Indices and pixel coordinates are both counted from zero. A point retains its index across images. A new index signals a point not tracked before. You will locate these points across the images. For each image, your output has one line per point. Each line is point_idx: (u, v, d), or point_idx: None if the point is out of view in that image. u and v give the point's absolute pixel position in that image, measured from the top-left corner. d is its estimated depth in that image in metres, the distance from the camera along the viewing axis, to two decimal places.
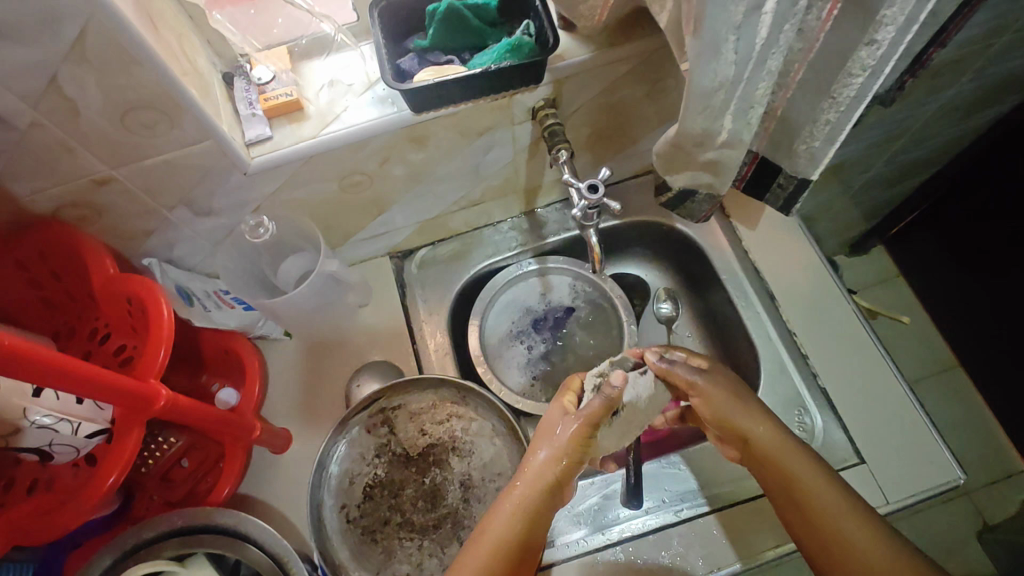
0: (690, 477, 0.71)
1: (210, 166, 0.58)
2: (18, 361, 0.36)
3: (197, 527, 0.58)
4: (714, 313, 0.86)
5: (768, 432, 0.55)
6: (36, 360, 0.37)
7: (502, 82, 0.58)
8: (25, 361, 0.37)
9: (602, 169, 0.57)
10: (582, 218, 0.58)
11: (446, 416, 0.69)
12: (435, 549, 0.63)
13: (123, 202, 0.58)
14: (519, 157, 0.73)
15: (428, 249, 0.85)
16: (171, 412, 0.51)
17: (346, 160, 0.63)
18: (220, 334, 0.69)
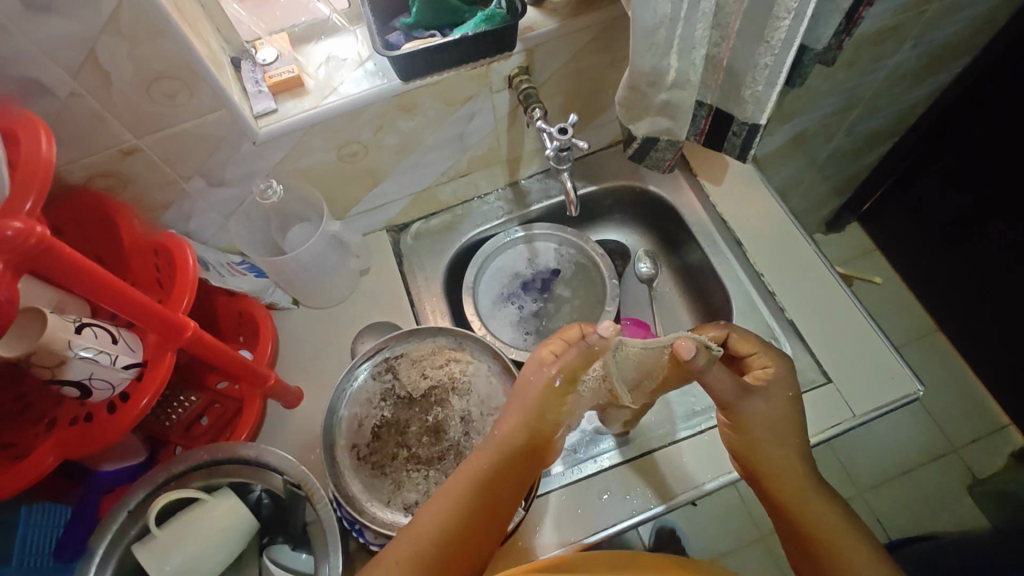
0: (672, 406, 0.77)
1: (222, 135, 0.65)
2: (75, 269, 0.44)
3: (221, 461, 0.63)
4: (689, 267, 0.92)
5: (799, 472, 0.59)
6: (89, 271, 0.45)
7: (479, 47, 0.66)
8: (81, 269, 0.44)
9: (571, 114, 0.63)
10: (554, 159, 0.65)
11: (445, 361, 0.75)
12: (441, 477, 0.68)
13: (146, 172, 0.65)
14: (500, 125, 0.81)
15: (421, 222, 0.92)
16: (197, 346, 0.57)
17: (344, 129, 0.71)
18: (235, 298, 0.76)
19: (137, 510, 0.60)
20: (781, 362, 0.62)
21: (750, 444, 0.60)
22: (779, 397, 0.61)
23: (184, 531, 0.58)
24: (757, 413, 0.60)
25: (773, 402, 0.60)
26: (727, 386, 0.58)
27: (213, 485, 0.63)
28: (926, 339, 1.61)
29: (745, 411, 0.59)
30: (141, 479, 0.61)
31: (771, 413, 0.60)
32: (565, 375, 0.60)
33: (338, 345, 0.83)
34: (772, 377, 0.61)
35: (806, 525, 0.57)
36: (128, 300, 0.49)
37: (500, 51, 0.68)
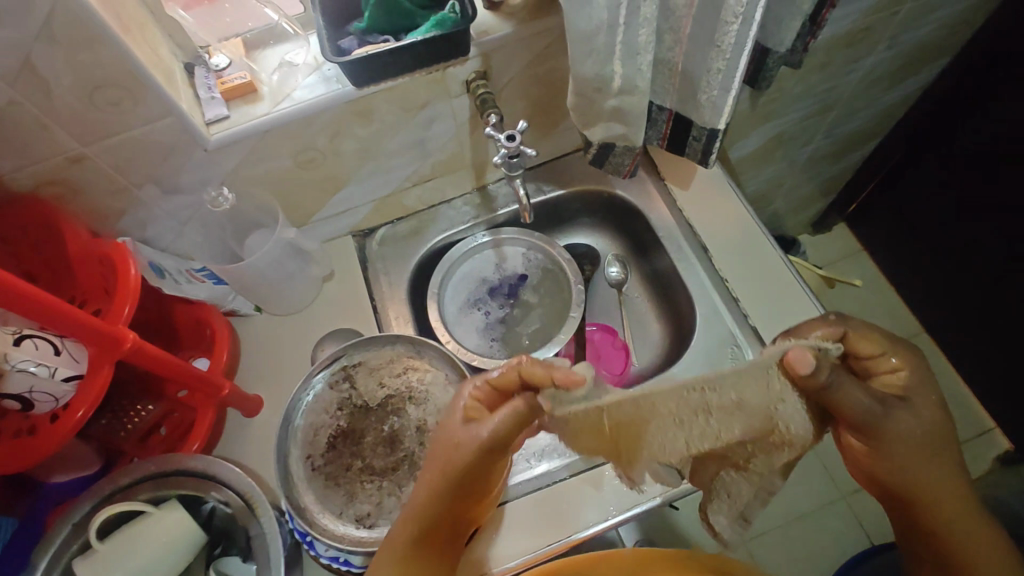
0: None
1: (172, 142, 0.64)
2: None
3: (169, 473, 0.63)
4: (657, 272, 0.92)
5: (934, 481, 0.56)
6: (14, 289, 0.44)
7: (432, 52, 0.65)
8: (5, 288, 0.44)
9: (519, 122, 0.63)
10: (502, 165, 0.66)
11: (403, 369, 0.75)
12: (394, 488, 0.68)
13: (96, 180, 0.64)
14: (462, 129, 0.80)
15: (387, 227, 0.91)
16: (138, 357, 0.57)
17: (297, 136, 0.70)
18: (191, 305, 0.75)
19: (82, 522, 0.60)
20: (909, 360, 0.56)
21: (886, 465, 0.55)
22: (921, 406, 0.55)
23: (124, 546, 0.58)
24: (902, 428, 0.54)
25: (918, 414, 0.55)
26: (865, 409, 0.51)
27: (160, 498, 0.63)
28: (912, 341, 1.60)
29: (891, 430, 0.53)
30: (88, 490, 0.61)
31: (912, 422, 0.54)
32: (493, 440, 0.53)
33: (300, 352, 0.82)
34: (908, 382, 0.55)
35: (942, 524, 0.57)
36: (60, 316, 0.48)
37: (454, 55, 0.67)
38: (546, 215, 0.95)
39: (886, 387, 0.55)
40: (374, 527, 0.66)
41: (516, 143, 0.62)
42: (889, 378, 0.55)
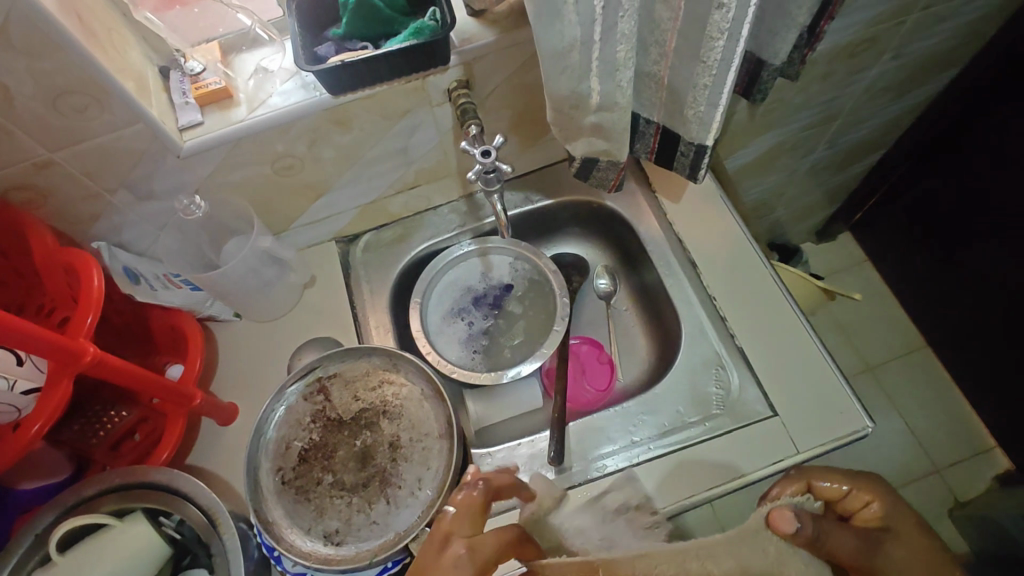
0: (615, 434, 0.74)
1: (143, 148, 0.63)
2: None
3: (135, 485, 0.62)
4: (646, 286, 0.89)
5: None
6: None
7: (410, 61, 0.63)
8: None
9: (495, 137, 0.65)
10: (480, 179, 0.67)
11: (379, 383, 0.73)
12: (363, 504, 0.67)
13: (66, 185, 0.63)
14: (445, 138, 0.78)
15: (372, 234, 0.89)
16: (100, 369, 0.56)
17: (274, 143, 0.68)
18: (165, 312, 0.74)
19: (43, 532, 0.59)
20: (884, 495, 0.59)
21: None
22: (909, 541, 0.56)
23: (83, 561, 0.57)
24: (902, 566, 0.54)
25: (913, 549, 0.56)
26: (852, 548, 0.53)
27: (124, 511, 0.62)
28: (914, 355, 1.56)
29: (893, 572, 0.54)
30: (51, 501, 0.60)
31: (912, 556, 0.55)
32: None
33: (278, 360, 0.81)
34: (887, 518, 0.57)
35: None
36: (14, 331, 0.47)
37: (434, 64, 0.65)
38: (535, 224, 0.92)
39: (865, 524, 0.58)
40: (342, 545, 0.65)
41: (491, 158, 0.65)
42: (870, 519, 0.58)
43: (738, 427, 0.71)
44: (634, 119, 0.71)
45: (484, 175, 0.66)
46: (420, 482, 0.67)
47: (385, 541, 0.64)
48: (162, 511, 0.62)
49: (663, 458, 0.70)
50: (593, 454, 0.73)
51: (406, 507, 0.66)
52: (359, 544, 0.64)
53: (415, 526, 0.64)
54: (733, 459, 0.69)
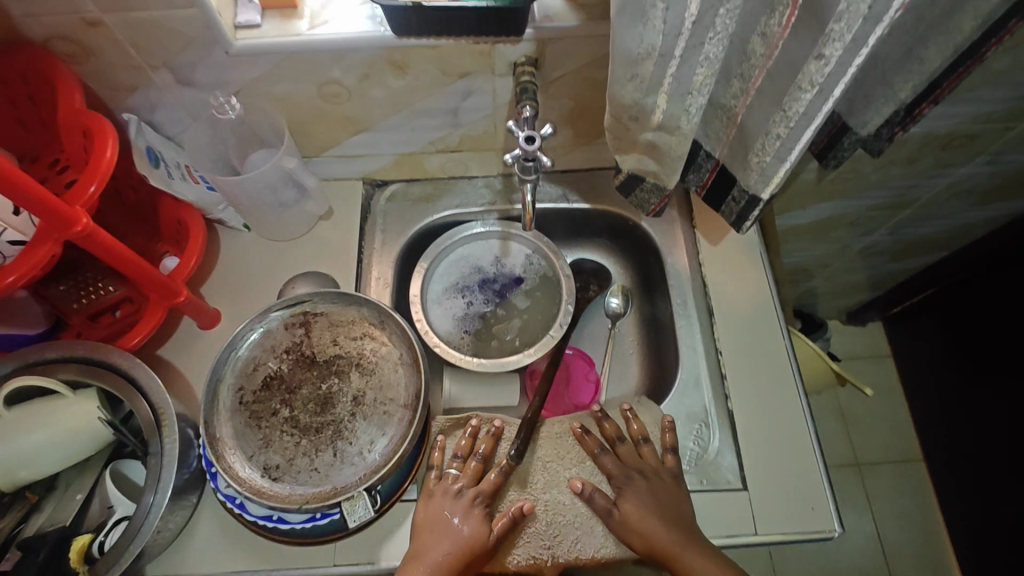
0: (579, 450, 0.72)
1: (193, 35, 0.61)
2: None
3: (95, 361, 0.61)
4: (656, 318, 0.86)
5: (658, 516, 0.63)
6: None
7: (483, 22, 0.60)
8: None
9: (546, 125, 0.61)
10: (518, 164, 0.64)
11: (361, 334, 0.72)
12: (310, 449, 0.65)
13: (111, 51, 0.62)
14: (498, 112, 0.75)
15: (401, 185, 0.87)
16: (89, 241, 0.55)
17: (325, 66, 0.66)
18: (177, 204, 0.73)
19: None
20: (636, 463, 0.67)
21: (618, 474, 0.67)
22: (637, 500, 0.64)
23: (29, 423, 0.57)
24: (620, 519, 0.63)
25: (633, 507, 0.63)
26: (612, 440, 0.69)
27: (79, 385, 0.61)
28: (909, 465, 1.50)
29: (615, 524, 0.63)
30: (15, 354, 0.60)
31: (641, 510, 0.63)
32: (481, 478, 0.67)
33: (273, 281, 0.80)
34: (627, 485, 0.65)
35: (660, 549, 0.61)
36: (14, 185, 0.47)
37: (507, 33, 0.62)
38: (564, 223, 0.89)
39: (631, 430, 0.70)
40: (277, 482, 0.64)
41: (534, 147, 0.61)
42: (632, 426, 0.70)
43: (704, 489, 0.68)
44: (695, 149, 0.67)
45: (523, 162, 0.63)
46: (371, 445, 0.66)
47: (320, 492, 0.63)
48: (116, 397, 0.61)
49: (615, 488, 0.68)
50: (557, 465, 0.68)
51: (350, 466, 0.65)
52: (294, 486, 0.63)
53: (352, 487, 0.62)
54: None
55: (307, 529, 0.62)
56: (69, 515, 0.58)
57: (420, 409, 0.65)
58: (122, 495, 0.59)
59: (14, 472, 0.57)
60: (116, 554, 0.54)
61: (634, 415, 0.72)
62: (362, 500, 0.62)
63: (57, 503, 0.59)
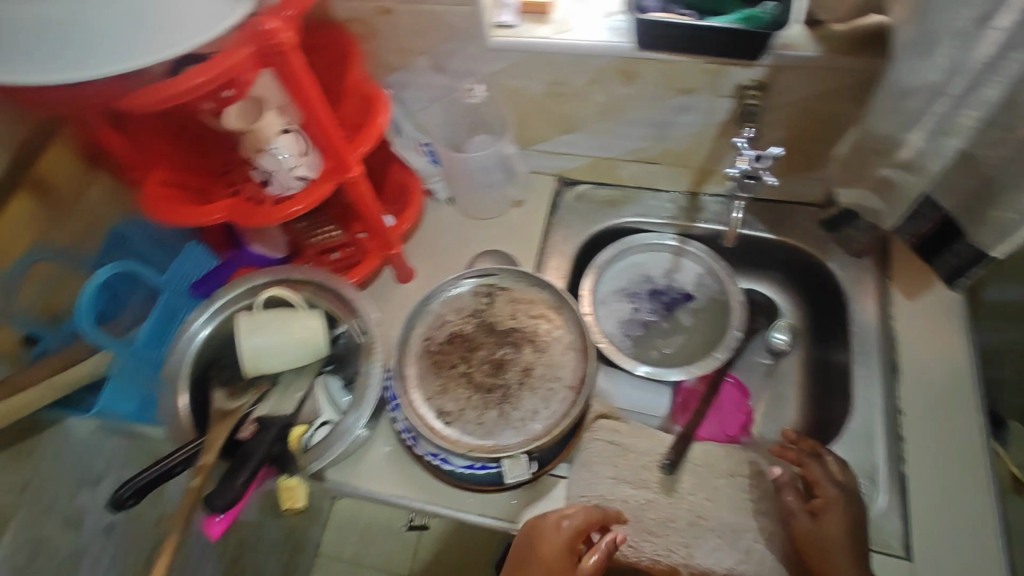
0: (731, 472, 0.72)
1: (460, 29, 0.70)
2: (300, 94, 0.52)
3: (327, 288, 0.73)
4: (827, 364, 0.83)
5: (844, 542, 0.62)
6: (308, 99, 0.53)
7: (725, 43, 0.63)
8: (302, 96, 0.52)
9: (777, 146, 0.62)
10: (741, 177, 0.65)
11: (537, 314, 0.77)
12: (479, 404, 0.72)
13: (390, 34, 0.73)
14: (708, 130, 0.77)
15: (590, 186, 0.92)
16: (354, 189, 0.66)
17: (561, 67, 0.73)
18: (404, 171, 0.85)
19: (258, 287, 0.72)
20: (846, 485, 0.66)
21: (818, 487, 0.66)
22: (836, 521, 0.63)
23: (277, 323, 0.68)
24: (807, 529, 0.64)
25: (826, 525, 0.63)
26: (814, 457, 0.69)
27: (312, 304, 0.73)
28: None
29: (799, 529, 0.65)
30: (273, 268, 0.73)
31: (835, 531, 0.63)
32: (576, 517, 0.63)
33: (465, 253, 0.89)
34: (831, 501, 0.65)
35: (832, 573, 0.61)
36: (325, 131, 0.57)
37: (745, 55, 0.64)
38: (743, 249, 0.88)
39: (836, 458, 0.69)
40: (448, 426, 0.71)
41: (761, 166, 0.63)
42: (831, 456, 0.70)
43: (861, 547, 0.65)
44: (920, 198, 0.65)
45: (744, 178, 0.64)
46: (533, 414, 0.71)
47: (484, 444, 0.70)
48: (338, 318, 0.73)
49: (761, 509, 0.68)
50: (705, 474, 0.71)
51: (512, 428, 0.70)
52: (461, 433, 0.71)
53: (513, 447, 0.68)
54: None
55: (467, 473, 0.70)
56: (289, 407, 0.67)
57: (586, 393, 0.69)
58: (332, 401, 0.69)
59: (258, 362, 0.68)
60: (327, 448, 0.64)
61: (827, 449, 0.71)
62: (522, 460, 0.68)
63: (280, 396, 0.68)
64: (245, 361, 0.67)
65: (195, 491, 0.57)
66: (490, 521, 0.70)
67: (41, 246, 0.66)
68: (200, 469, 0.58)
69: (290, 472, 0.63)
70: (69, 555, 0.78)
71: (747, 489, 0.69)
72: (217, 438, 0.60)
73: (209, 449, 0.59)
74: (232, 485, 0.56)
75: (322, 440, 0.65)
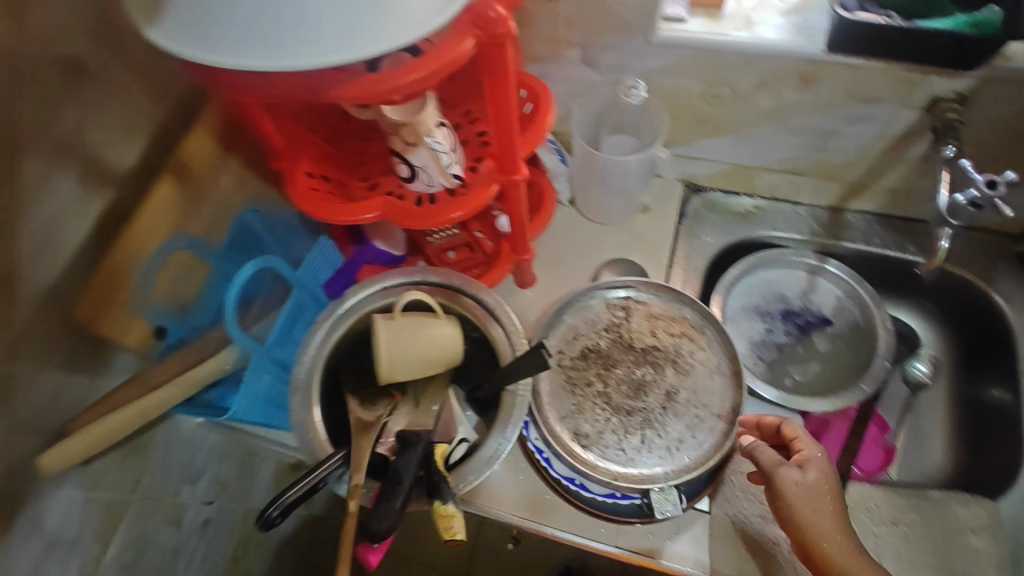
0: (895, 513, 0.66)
1: (629, 21, 0.64)
2: (499, 92, 0.48)
3: (462, 292, 0.68)
4: (980, 404, 0.78)
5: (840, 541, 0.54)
6: (506, 97, 0.49)
7: (940, 49, 0.57)
8: (500, 95, 0.49)
9: (1013, 170, 0.57)
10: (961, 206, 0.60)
11: (678, 333, 0.72)
12: (619, 428, 0.67)
13: (546, 23, 0.67)
14: (879, 144, 0.71)
15: (721, 194, 0.87)
16: (515, 192, 0.61)
17: (730, 68, 0.66)
18: (532, 168, 0.79)
19: (390, 290, 0.68)
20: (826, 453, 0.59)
21: (802, 460, 0.58)
22: (820, 473, 0.57)
23: (418, 327, 0.63)
24: (799, 483, 0.56)
25: (816, 480, 0.56)
26: (792, 434, 0.60)
27: (447, 310, 0.68)
28: None
29: (785, 482, 0.57)
30: (406, 269, 0.68)
31: (828, 516, 0.55)
32: None
33: (587, 259, 0.83)
34: (812, 457, 0.57)
35: None
36: (508, 131, 0.52)
37: (957, 65, 0.58)
38: (884, 272, 0.84)
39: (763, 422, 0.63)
40: (586, 450, 0.66)
41: (996, 192, 0.57)
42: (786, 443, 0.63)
43: None
44: None
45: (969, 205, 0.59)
46: (680, 443, 0.66)
47: (627, 473, 0.65)
48: (470, 324, 0.68)
49: (929, 560, 0.63)
50: (865, 518, 0.65)
51: (657, 456, 0.66)
52: (601, 458, 0.66)
53: (661, 478, 0.64)
54: None
55: (608, 503, 0.66)
56: (431, 420, 0.63)
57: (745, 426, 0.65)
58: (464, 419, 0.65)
59: (394, 369, 0.61)
60: (479, 463, 0.60)
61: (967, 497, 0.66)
62: (672, 495, 0.64)
63: (413, 410, 0.64)
64: (382, 364, 0.61)
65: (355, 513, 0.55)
66: (629, 554, 0.65)
67: (177, 234, 0.62)
68: (355, 492, 0.55)
69: (444, 498, 0.55)
70: (170, 550, 0.75)
71: (912, 538, 0.64)
72: (365, 455, 0.58)
73: (357, 468, 0.57)
74: (388, 516, 0.52)
75: (470, 458, 0.60)
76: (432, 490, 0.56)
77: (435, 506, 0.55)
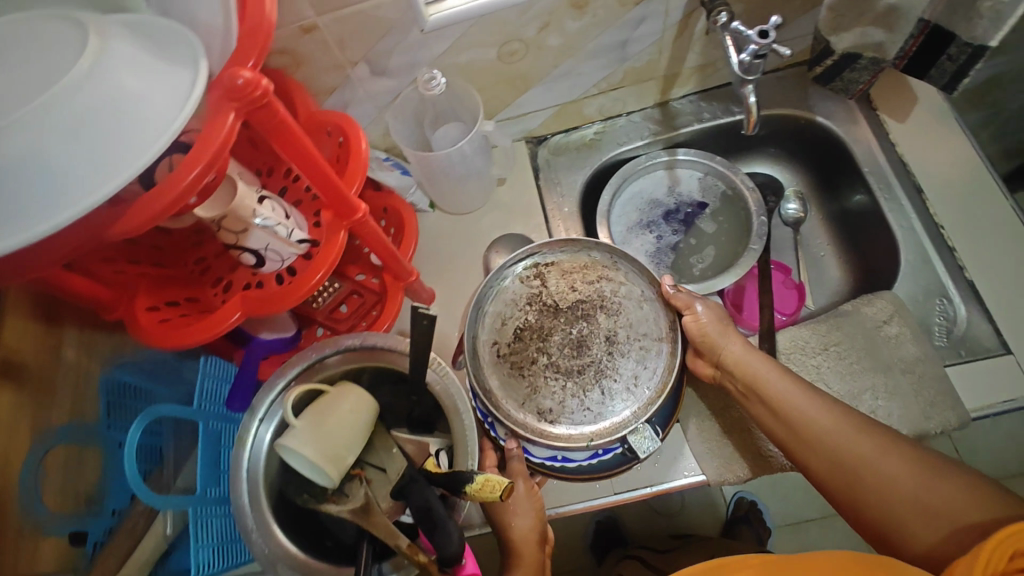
0: (824, 340, 0.72)
1: (395, 21, 0.63)
2: (294, 143, 0.46)
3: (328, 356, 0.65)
4: (847, 214, 0.86)
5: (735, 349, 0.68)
6: (300, 146, 0.46)
7: None
8: (295, 145, 0.46)
9: (776, 14, 0.60)
10: (750, 62, 0.64)
11: (596, 278, 0.73)
12: (577, 390, 0.68)
13: (319, 53, 0.64)
14: (667, 34, 0.75)
15: (562, 135, 0.89)
16: (366, 228, 0.59)
17: (510, 24, 0.67)
18: (379, 194, 0.78)
19: (268, 416, 0.61)
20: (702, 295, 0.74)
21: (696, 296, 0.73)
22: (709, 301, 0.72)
23: (322, 422, 0.57)
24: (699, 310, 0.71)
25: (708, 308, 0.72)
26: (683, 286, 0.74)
27: (331, 379, 0.65)
28: None
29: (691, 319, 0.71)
30: (267, 383, 0.62)
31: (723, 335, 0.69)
32: None
33: (472, 250, 0.84)
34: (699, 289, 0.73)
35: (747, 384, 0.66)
36: (320, 175, 0.50)
37: None
38: (727, 138, 0.90)
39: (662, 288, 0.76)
40: (555, 424, 0.67)
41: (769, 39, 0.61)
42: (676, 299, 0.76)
43: (964, 359, 0.69)
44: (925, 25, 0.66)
45: (755, 58, 0.63)
46: (636, 378, 0.68)
47: (600, 429, 0.66)
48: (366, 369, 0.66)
49: (865, 366, 0.69)
50: (802, 355, 0.71)
51: (621, 401, 0.67)
52: (571, 426, 0.67)
53: (632, 420, 0.66)
54: (960, 387, 0.67)
55: (594, 464, 0.67)
56: (403, 460, 0.60)
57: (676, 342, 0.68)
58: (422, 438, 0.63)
59: (342, 461, 0.57)
60: (464, 453, 0.60)
61: (868, 298, 0.73)
62: (646, 431, 0.66)
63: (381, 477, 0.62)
64: (333, 473, 0.56)
65: (429, 559, 0.53)
66: (627, 495, 0.69)
67: (44, 433, 0.56)
68: (411, 549, 0.53)
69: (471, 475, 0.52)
70: None
71: (847, 355, 0.70)
72: (388, 525, 0.56)
73: (395, 534, 0.55)
74: (449, 530, 0.52)
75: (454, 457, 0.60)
76: (456, 482, 0.54)
77: (469, 488, 0.52)
